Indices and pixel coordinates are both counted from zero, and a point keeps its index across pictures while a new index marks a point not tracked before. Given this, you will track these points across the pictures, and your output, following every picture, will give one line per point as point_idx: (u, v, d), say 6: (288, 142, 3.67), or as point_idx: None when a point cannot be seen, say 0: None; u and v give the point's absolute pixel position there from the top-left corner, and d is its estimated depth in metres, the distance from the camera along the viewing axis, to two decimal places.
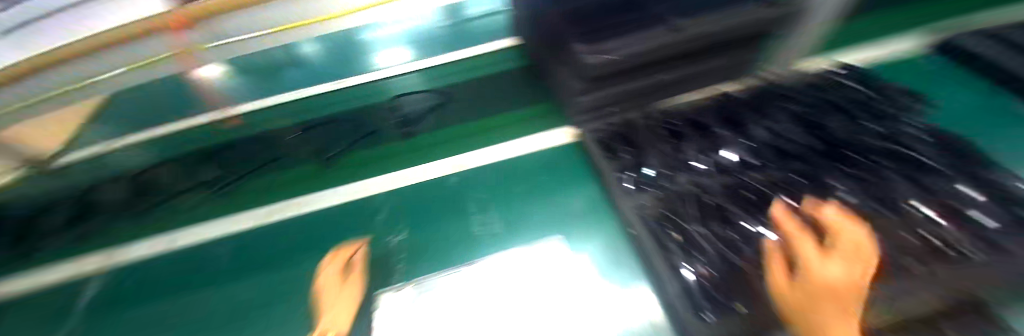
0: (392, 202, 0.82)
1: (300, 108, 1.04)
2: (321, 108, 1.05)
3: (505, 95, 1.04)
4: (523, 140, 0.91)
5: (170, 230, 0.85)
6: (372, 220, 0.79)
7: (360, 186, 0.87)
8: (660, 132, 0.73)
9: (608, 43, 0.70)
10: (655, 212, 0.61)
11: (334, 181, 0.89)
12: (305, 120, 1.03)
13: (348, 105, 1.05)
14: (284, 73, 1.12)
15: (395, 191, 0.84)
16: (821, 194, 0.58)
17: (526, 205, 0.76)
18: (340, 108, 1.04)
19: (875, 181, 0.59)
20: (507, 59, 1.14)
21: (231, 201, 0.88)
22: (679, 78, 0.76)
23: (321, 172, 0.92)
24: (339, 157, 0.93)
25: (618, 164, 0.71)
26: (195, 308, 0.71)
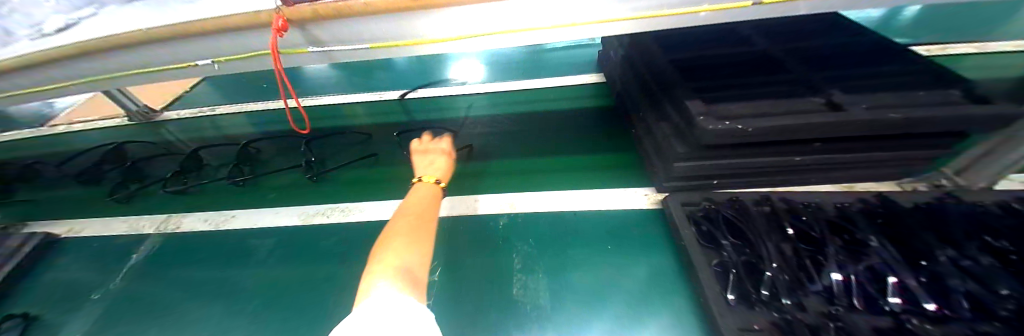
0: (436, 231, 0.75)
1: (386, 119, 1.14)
2: (403, 118, 1.13)
3: (587, 136, 0.96)
4: (591, 192, 0.81)
5: (244, 203, 0.91)
6: None
7: None
8: (781, 228, 0.56)
9: (729, 106, 0.59)
10: (766, 331, 0.45)
11: (388, 191, 0.89)
12: (383, 128, 1.10)
13: (425, 118, 1.12)
14: (390, 86, 1.32)
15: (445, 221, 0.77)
16: None
17: (584, 271, 0.65)
18: (427, 123, 1.09)
19: None
20: (588, 97, 1.12)
21: (315, 189, 0.92)
22: (810, 164, 0.62)
23: (379, 182, 0.92)
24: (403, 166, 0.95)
25: (715, 254, 0.56)
26: (252, 277, 0.72)
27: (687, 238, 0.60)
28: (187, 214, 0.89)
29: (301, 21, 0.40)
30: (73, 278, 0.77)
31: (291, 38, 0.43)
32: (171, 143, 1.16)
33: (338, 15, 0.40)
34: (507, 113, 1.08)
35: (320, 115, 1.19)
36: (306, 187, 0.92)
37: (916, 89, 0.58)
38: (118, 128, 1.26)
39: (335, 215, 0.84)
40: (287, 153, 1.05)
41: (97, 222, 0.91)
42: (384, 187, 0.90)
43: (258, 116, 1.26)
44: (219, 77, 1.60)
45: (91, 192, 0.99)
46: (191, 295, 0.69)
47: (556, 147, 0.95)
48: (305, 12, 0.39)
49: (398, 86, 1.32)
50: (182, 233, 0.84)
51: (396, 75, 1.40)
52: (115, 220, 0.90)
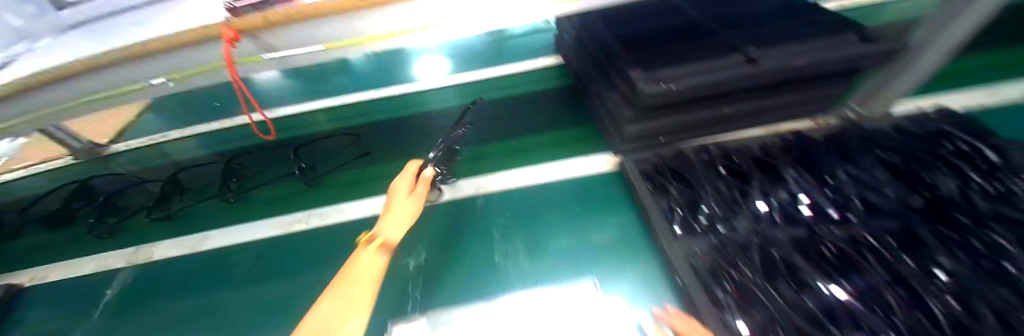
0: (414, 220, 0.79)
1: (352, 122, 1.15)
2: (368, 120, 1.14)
3: (550, 116, 1.01)
4: (556, 165, 0.87)
5: (217, 223, 0.91)
6: None
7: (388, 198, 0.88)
8: (718, 170, 0.65)
9: (665, 71, 0.66)
10: (707, 257, 0.54)
11: (362, 190, 0.92)
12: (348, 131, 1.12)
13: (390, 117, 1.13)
14: (350, 90, 1.32)
15: (422, 209, 0.82)
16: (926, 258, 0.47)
17: (557, 234, 0.71)
18: (393, 122, 1.12)
19: (1008, 249, 0.46)
20: (545, 79, 1.18)
21: (314, 193, 0.93)
22: (739, 113, 0.70)
23: (352, 183, 0.94)
24: (375, 165, 0.98)
25: (665, 201, 0.64)
26: (241, 294, 0.74)
27: (641, 191, 0.67)
28: (159, 242, 0.89)
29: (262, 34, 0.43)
30: (50, 323, 0.76)
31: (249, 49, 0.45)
32: (127, 175, 1.11)
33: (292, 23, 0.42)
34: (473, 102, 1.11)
35: (284, 128, 1.18)
36: (281, 198, 0.93)
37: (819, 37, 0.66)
38: (64, 168, 1.20)
39: (316, 219, 0.86)
40: (255, 168, 1.05)
41: (64, 265, 0.88)
42: (361, 187, 0.92)
43: (217, 136, 1.22)
44: (167, 101, 1.52)
45: (49, 237, 0.95)
46: (174, 324, 0.71)
47: (519, 129, 1.00)
48: (255, 23, 0.41)
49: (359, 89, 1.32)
50: (158, 262, 0.85)
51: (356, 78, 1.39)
52: (83, 260, 0.88)
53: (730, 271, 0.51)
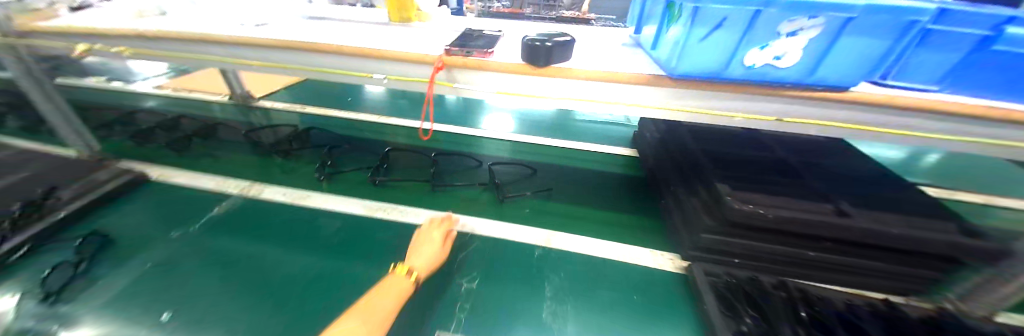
0: (475, 246, 0.87)
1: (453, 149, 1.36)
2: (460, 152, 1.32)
3: (615, 198, 1.09)
4: (619, 244, 0.89)
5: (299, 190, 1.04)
6: (451, 259, 0.83)
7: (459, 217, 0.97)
8: (794, 314, 0.64)
9: (755, 196, 0.71)
10: None
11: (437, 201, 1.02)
12: (443, 152, 1.32)
13: (476, 154, 1.32)
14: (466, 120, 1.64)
15: (482, 240, 0.89)
16: None
17: (604, 314, 0.72)
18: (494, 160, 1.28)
19: None
20: (622, 168, 1.28)
21: (433, 193, 1.06)
22: (830, 262, 0.69)
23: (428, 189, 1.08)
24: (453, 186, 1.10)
25: (735, 326, 0.63)
26: (291, 261, 0.79)
27: (710, 308, 0.67)
28: (267, 187, 1.04)
29: (447, 66, 0.60)
30: (150, 218, 0.90)
31: (442, 76, 0.63)
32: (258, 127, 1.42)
33: (462, 66, 0.61)
34: (537, 160, 1.31)
35: (391, 135, 1.45)
36: (360, 182, 1.09)
37: (931, 214, 0.66)
38: (227, 107, 1.60)
39: (370, 211, 0.95)
40: (353, 159, 1.24)
41: (191, 176, 1.09)
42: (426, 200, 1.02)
43: (333, 125, 1.49)
44: (301, 88, 1.93)
45: (175, 159, 1.19)
46: (202, 271, 0.76)
47: (590, 201, 1.07)
48: (456, 61, 0.60)
49: (457, 119, 1.64)
50: (258, 200, 0.98)
51: (456, 113, 1.71)
52: (199, 177, 1.09)
53: None
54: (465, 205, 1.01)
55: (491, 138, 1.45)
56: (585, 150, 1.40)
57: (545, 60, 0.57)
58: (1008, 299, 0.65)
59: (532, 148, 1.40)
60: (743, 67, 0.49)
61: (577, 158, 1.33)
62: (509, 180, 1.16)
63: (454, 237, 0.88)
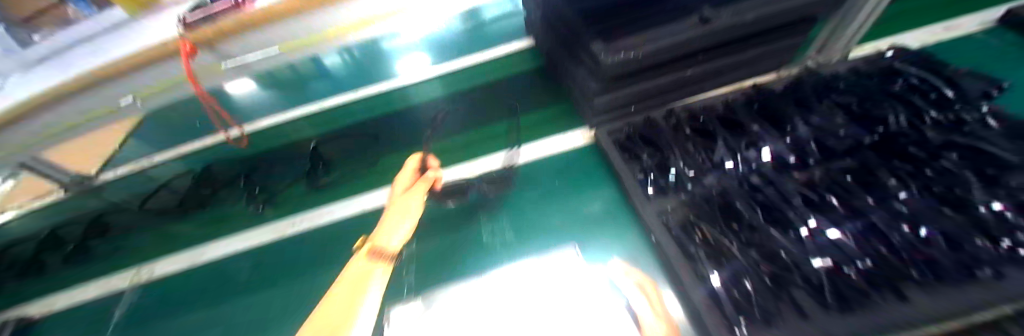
0: None
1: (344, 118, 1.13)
2: (347, 121, 1.10)
3: (523, 99, 1.02)
4: (536, 144, 0.88)
5: (198, 246, 0.90)
6: None
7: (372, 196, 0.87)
8: (685, 131, 0.66)
9: (627, 39, 0.66)
10: (677, 220, 0.56)
11: (346, 192, 0.90)
12: (335, 126, 1.10)
13: (372, 113, 1.10)
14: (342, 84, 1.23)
15: None
16: (897, 198, 0.47)
17: (538, 213, 0.72)
18: (387, 114, 1.08)
19: (962, 175, 0.47)
20: (524, 61, 1.14)
21: (336, 185, 0.92)
22: (706, 72, 0.71)
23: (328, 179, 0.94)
24: (355, 164, 0.96)
25: (638, 166, 0.66)
26: (235, 307, 0.74)
27: (614, 161, 0.69)
28: (155, 261, 0.89)
29: (199, 46, 0.46)
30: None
31: (205, 60, 0.49)
32: (102, 202, 1.13)
33: (218, 35, 0.45)
34: (434, 90, 1.12)
35: (260, 140, 1.13)
36: (296, 197, 0.92)
37: None
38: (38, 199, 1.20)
39: (283, 229, 0.86)
40: (256, 181, 1.00)
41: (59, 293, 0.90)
42: (354, 182, 0.92)
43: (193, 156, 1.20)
44: None
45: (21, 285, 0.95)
46: None
47: (502, 114, 0.99)
48: (207, 34, 0.45)
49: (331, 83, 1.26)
50: (160, 279, 0.85)
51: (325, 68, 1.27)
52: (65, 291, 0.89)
53: (700, 227, 0.53)
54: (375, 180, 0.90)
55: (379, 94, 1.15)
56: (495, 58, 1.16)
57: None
58: (851, 36, 0.70)
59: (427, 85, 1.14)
60: None
61: (476, 71, 1.16)
62: (413, 130, 1.03)
63: (374, 215, 0.82)
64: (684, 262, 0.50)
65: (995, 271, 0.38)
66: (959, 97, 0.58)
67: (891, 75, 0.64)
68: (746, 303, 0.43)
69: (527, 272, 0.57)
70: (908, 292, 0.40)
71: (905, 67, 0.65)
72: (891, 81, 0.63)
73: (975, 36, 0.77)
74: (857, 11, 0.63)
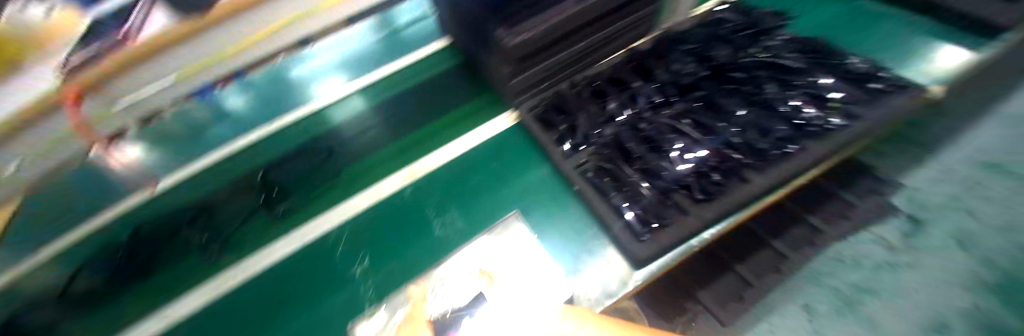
0: (344, 235, 0.76)
1: (255, 149, 0.95)
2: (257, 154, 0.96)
3: (450, 96, 1.04)
4: (470, 134, 0.90)
5: None
6: (330, 260, 0.73)
7: (309, 228, 0.79)
8: (586, 94, 0.78)
9: (527, 21, 0.72)
10: (591, 166, 0.68)
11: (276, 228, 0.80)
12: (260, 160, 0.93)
13: (304, 134, 0.97)
14: (255, 116, 1.03)
15: (346, 225, 0.78)
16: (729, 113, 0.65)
17: (482, 196, 0.77)
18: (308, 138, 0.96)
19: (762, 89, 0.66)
20: (444, 59, 1.14)
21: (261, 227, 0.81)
22: (596, 43, 0.82)
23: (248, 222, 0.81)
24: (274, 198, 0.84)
25: (556, 133, 0.76)
26: None
27: (537, 133, 0.78)
28: None
29: None
30: None
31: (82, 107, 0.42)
32: None
33: None
34: (357, 103, 1.05)
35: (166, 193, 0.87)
36: (258, 232, 0.80)
37: None
38: None
39: (212, 289, 0.73)
40: None
41: None
42: (300, 211, 0.82)
43: None
44: None
45: None
46: None
47: (432, 113, 0.99)
48: None
49: (235, 123, 1.02)
50: None
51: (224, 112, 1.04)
52: None
53: (610, 170, 0.66)
54: (307, 209, 0.82)
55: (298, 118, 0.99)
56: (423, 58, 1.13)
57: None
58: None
59: (354, 99, 1.05)
60: None
61: (397, 78, 1.12)
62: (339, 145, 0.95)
63: (319, 245, 0.76)
64: (601, 199, 0.63)
65: (795, 146, 0.58)
66: (761, 30, 0.78)
67: (722, 22, 0.83)
68: (648, 220, 0.58)
69: (490, 251, 0.65)
70: (747, 175, 0.58)
71: (722, 14, 0.85)
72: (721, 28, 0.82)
73: None
74: None
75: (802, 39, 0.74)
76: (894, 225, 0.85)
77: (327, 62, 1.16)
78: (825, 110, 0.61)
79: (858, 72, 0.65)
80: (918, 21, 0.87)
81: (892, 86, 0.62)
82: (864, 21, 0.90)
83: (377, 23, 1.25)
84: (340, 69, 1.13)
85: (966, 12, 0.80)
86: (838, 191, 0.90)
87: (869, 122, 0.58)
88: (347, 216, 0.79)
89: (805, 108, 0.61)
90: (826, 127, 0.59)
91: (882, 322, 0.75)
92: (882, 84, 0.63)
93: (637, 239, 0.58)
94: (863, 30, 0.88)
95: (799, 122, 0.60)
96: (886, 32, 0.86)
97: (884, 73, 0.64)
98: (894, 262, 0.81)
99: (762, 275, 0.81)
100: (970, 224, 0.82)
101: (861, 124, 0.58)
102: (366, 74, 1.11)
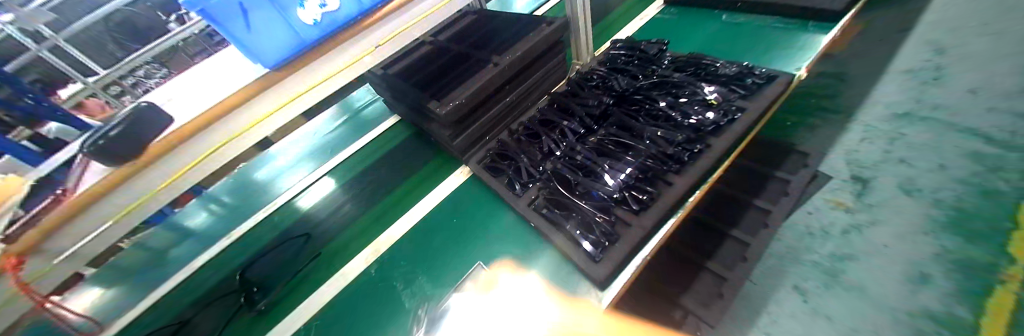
0: (313, 332, 0.73)
1: (222, 256, 0.98)
2: (219, 265, 0.95)
3: (406, 165, 1.09)
4: (425, 200, 0.93)
5: None
6: None
7: (276, 331, 0.76)
8: (522, 139, 0.86)
9: (453, 93, 0.85)
10: (540, 202, 0.73)
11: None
12: (228, 268, 0.94)
13: (268, 234, 1.00)
14: (218, 227, 1.11)
15: (314, 319, 0.75)
16: (643, 128, 0.73)
17: (446, 254, 0.79)
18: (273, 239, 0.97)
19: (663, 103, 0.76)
20: (396, 134, 1.22)
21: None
22: (520, 95, 0.95)
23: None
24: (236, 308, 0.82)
25: (504, 179, 0.82)
26: None
27: (487, 182, 0.83)
28: None
29: None
30: None
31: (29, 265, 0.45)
32: None
33: None
34: (318, 193, 1.09)
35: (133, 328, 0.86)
36: (243, 331, 0.78)
37: (536, 25, 0.96)
38: None
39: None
40: None
41: None
42: (267, 315, 0.80)
43: None
44: None
45: None
46: None
47: (391, 185, 1.03)
48: None
49: (200, 238, 1.08)
50: None
51: (188, 230, 1.12)
52: None
53: (556, 202, 0.71)
54: (273, 311, 0.80)
55: (260, 219, 1.05)
56: (374, 137, 1.24)
57: (129, 149, 0.42)
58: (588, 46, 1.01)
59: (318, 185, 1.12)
60: (311, 27, 0.51)
61: (354, 160, 1.18)
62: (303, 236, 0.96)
63: None
64: (555, 231, 0.67)
65: (702, 144, 0.66)
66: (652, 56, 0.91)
67: (618, 56, 0.97)
68: (600, 240, 0.62)
69: (466, 306, 0.66)
70: (671, 179, 0.64)
71: (618, 49, 0.99)
72: (619, 61, 0.95)
73: (661, 17, 1.23)
74: (578, 29, 0.96)
75: (686, 56, 0.87)
76: (842, 187, 0.91)
77: (285, 161, 1.27)
78: (714, 109, 0.70)
79: (733, 73, 0.76)
80: (777, 20, 1.04)
81: (763, 78, 0.74)
82: (736, 30, 1.07)
83: (329, 122, 1.40)
84: (299, 163, 1.24)
85: (808, 6, 0.97)
86: (774, 171, 0.97)
87: (753, 110, 0.68)
88: (318, 307, 0.77)
89: (701, 111, 0.70)
90: (721, 123, 0.68)
91: (872, 285, 0.71)
92: (754, 78, 0.74)
93: (593, 260, 0.61)
94: (737, 37, 1.05)
95: (698, 124, 0.68)
96: (756, 34, 1.03)
97: (754, 69, 0.75)
98: (857, 223, 0.82)
99: (734, 265, 0.80)
100: (910, 172, 0.87)
101: (747, 114, 0.68)
102: (322, 164, 1.20)
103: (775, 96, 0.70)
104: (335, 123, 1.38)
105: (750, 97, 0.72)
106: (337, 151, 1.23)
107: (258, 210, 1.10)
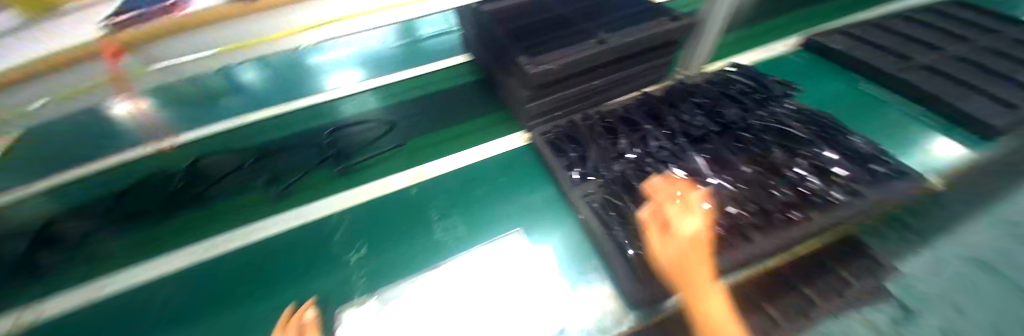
0: (343, 222, 0.76)
1: (266, 126, 1.00)
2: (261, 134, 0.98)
3: (461, 109, 1.05)
4: (477, 148, 0.91)
5: None
6: (320, 250, 0.71)
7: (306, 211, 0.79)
8: (599, 128, 0.80)
9: (550, 54, 0.79)
10: (597, 198, 0.68)
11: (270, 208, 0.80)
12: (271, 138, 0.97)
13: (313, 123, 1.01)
14: (268, 95, 1.12)
15: (344, 212, 0.78)
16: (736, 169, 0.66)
17: (483, 206, 0.77)
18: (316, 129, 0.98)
19: (768, 152, 0.68)
20: (460, 74, 1.18)
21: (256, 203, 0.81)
22: (611, 82, 0.87)
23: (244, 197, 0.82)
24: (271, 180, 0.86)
25: (565, 159, 0.78)
26: None
27: (546, 156, 0.79)
28: None
29: None
30: None
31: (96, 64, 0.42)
32: None
33: None
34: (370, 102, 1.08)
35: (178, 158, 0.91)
36: (268, 204, 0.81)
37: (658, 15, 0.85)
38: None
39: (197, 254, 0.73)
40: None
41: None
42: (300, 195, 0.83)
43: None
44: None
45: None
46: None
47: (439, 122, 1.01)
48: None
49: (248, 98, 1.11)
50: None
51: (239, 85, 1.15)
52: None
53: (616, 205, 0.66)
54: (299, 195, 0.83)
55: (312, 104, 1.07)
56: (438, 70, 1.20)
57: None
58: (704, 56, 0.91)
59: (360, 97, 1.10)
60: None
61: (411, 84, 1.15)
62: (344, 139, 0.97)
63: (316, 226, 0.75)
64: (606, 235, 0.62)
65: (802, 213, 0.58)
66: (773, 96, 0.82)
67: (733, 82, 0.88)
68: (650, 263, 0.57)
69: (486, 262, 0.65)
70: (751, 235, 0.56)
71: (734, 74, 0.90)
72: (734, 87, 0.86)
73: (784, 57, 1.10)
74: (706, 35, 0.84)
75: (812, 111, 0.77)
76: None
77: (343, 57, 1.26)
78: (830, 184, 0.62)
79: (861, 152, 0.66)
80: (918, 110, 0.91)
81: (895, 170, 0.63)
82: (867, 100, 0.95)
83: (388, 38, 1.35)
84: (355, 65, 1.23)
85: (967, 112, 0.82)
86: None
87: (874, 200, 0.59)
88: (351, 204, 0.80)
89: (810, 178, 0.62)
90: (831, 199, 0.59)
91: None
92: (885, 167, 0.64)
93: (636, 279, 0.56)
94: (866, 107, 0.93)
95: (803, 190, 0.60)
96: (887, 114, 0.91)
97: (887, 156, 0.65)
98: None
99: None
100: None
101: (865, 202, 0.59)
102: (380, 76, 1.18)
103: (904, 194, 0.60)
104: (398, 41, 1.34)
105: (874, 185, 0.62)
106: (394, 70, 1.21)
107: (309, 95, 1.11)
